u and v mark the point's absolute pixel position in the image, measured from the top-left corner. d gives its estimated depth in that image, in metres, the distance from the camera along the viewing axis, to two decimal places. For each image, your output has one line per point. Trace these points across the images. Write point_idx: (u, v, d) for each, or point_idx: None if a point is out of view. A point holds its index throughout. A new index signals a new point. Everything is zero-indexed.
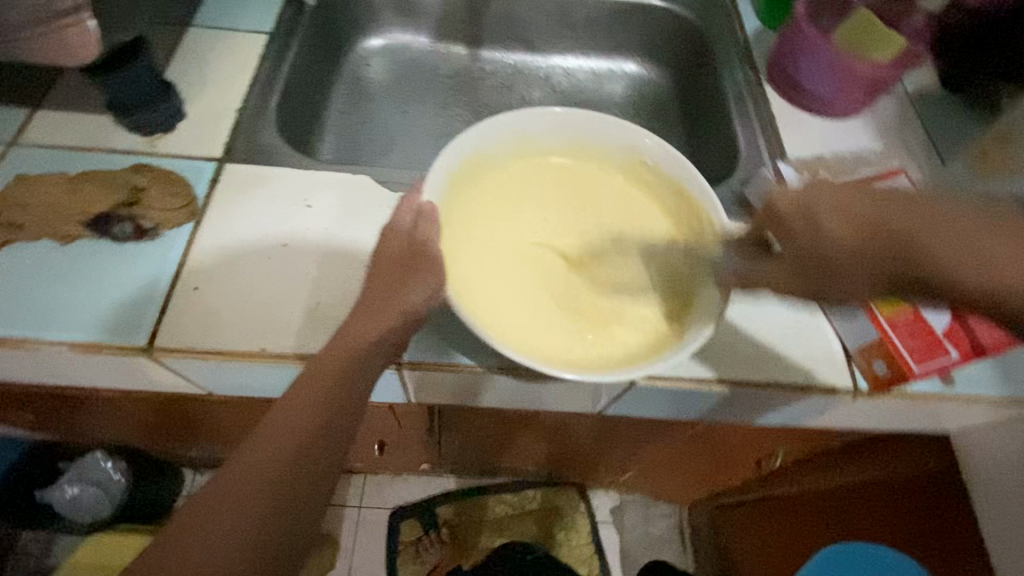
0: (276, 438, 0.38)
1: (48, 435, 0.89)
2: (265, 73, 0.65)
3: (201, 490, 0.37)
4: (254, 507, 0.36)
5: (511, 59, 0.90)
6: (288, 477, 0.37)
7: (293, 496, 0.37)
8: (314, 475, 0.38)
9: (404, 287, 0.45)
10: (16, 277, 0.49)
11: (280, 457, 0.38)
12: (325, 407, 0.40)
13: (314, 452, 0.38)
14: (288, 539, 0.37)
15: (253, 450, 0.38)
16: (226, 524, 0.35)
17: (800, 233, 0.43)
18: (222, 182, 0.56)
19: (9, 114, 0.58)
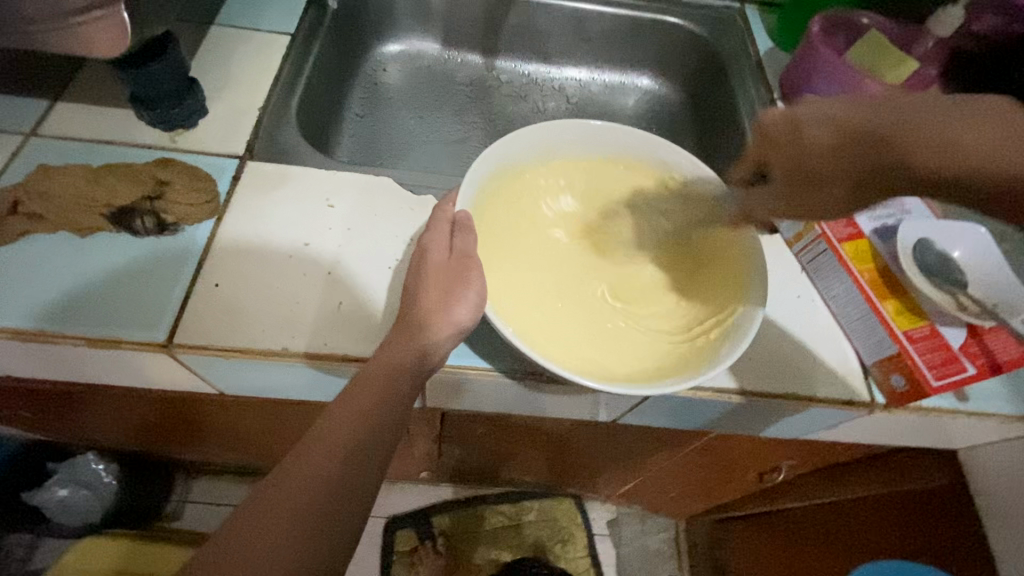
0: (322, 451, 0.39)
1: (41, 435, 0.86)
2: (287, 74, 0.65)
3: (256, 496, 0.38)
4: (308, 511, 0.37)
5: (526, 69, 0.91)
6: (341, 481, 0.39)
7: (338, 509, 0.38)
8: (357, 488, 0.39)
9: (437, 294, 0.46)
10: (35, 268, 0.48)
11: (326, 470, 0.39)
12: (367, 420, 0.41)
13: (357, 465, 0.40)
14: (334, 554, 0.37)
15: (301, 462, 0.39)
16: (274, 535, 0.36)
17: (778, 137, 0.48)
18: (244, 180, 0.56)
19: (28, 105, 0.57)
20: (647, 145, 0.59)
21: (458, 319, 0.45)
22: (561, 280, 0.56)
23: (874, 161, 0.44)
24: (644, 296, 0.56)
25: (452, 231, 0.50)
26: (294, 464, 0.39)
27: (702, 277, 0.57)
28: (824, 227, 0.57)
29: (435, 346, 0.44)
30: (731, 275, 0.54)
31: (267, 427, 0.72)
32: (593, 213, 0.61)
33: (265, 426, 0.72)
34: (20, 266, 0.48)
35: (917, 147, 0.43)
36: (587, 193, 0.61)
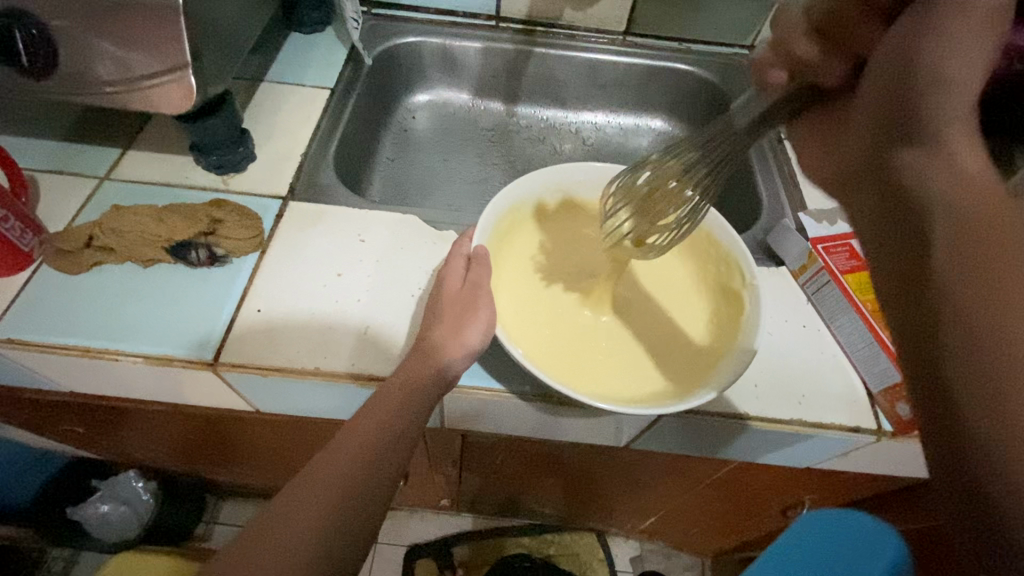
0: (347, 450, 0.44)
1: (90, 452, 0.93)
2: (326, 124, 0.73)
3: (277, 501, 0.41)
4: (322, 515, 0.40)
5: (544, 114, 0.97)
6: (357, 486, 0.42)
7: (360, 501, 0.42)
8: (376, 485, 0.43)
9: (455, 319, 0.50)
10: (104, 295, 0.55)
11: (350, 467, 0.43)
12: (390, 424, 0.45)
13: (378, 465, 0.44)
14: (349, 547, 0.40)
15: (325, 467, 0.43)
16: (298, 527, 0.39)
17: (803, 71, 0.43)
18: (286, 218, 0.62)
19: (104, 153, 0.66)
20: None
21: (470, 343, 0.49)
22: (573, 312, 0.59)
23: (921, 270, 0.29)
24: (651, 330, 0.59)
25: (469, 264, 0.55)
26: (314, 470, 0.43)
27: (708, 317, 0.60)
28: (828, 260, 0.59)
29: (452, 373, 0.48)
30: (735, 308, 0.57)
31: (296, 447, 0.76)
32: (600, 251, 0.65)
33: (295, 446, 0.76)
34: (93, 292, 0.55)
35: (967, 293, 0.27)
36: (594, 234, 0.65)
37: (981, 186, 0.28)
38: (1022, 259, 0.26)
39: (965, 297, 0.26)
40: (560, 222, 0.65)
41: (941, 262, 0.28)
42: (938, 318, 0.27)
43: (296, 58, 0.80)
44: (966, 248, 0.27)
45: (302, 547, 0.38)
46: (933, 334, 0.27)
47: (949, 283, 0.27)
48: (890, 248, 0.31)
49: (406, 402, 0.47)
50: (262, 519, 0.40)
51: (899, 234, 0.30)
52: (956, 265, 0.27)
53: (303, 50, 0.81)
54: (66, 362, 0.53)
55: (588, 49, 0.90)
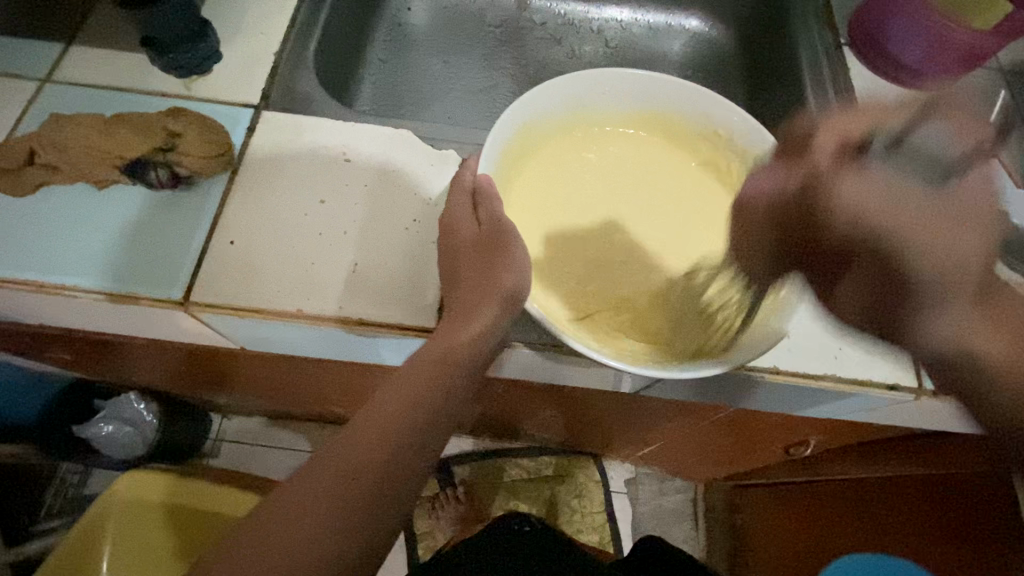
0: (371, 434, 0.38)
1: (83, 374, 0.90)
2: (303, 15, 0.61)
3: (301, 474, 0.37)
4: (348, 494, 0.36)
5: (562, 8, 0.84)
6: (388, 464, 0.38)
7: (390, 481, 0.38)
8: (403, 476, 0.38)
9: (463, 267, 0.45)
10: (54, 221, 0.48)
11: (372, 458, 0.38)
12: (422, 408, 0.40)
13: (405, 454, 0.39)
14: (366, 550, 0.36)
15: (352, 438, 0.38)
16: (305, 527, 0.35)
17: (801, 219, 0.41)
18: (260, 131, 0.53)
19: (43, 47, 0.55)
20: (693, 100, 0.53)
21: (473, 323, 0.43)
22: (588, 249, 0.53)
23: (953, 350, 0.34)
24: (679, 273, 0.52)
25: (474, 199, 0.48)
26: (342, 442, 0.38)
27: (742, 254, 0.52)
28: None
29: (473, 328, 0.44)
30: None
31: (286, 376, 0.73)
32: (626, 180, 0.57)
33: (285, 375, 0.73)
34: (41, 218, 0.48)
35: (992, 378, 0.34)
36: (620, 159, 0.57)
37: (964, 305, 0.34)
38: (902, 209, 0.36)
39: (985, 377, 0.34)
40: (579, 139, 0.57)
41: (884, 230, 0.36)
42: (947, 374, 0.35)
43: None
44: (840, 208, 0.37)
45: (328, 530, 0.35)
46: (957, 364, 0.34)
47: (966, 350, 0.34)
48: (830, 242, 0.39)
49: (448, 375, 0.42)
50: (286, 491, 0.37)
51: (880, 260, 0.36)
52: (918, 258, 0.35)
53: None
54: (24, 297, 0.48)
55: None
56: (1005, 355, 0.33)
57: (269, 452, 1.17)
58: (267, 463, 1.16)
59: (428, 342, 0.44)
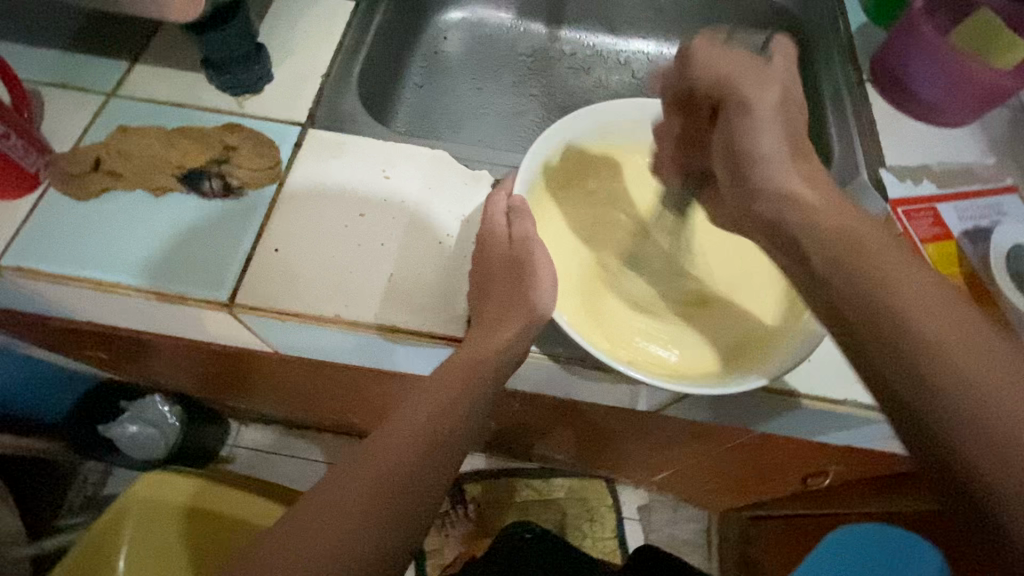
0: (398, 436, 0.40)
1: (114, 373, 0.92)
2: (349, 41, 0.65)
3: (339, 468, 0.38)
4: (386, 491, 0.37)
5: (590, 40, 0.87)
6: (425, 462, 0.39)
7: (426, 479, 0.39)
8: (432, 476, 0.39)
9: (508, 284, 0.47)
10: (112, 224, 0.52)
11: (403, 457, 0.39)
12: (452, 412, 0.42)
13: (437, 452, 0.40)
14: (399, 550, 0.36)
15: (389, 438, 0.40)
16: (345, 523, 0.35)
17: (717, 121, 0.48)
18: (305, 147, 0.57)
19: (110, 64, 0.60)
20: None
21: (504, 337, 0.45)
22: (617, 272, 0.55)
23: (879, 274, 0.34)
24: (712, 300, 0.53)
25: (508, 218, 0.50)
26: (379, 440, 0.40)
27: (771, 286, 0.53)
28: (908, 225, 0.55)
29: (506, 343, 0.45)
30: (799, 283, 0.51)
31: (313, 382, 0.75)
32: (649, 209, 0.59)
33: (312, 382, 0.75)
34: (100, 221, 0.52)
35: (883, 277, 0.34)
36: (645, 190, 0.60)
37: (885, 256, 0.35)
38: (926, 301, 0.32)
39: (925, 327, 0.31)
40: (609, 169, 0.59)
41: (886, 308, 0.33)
42: (838, 277, 0.36)
43: None
44: (861, 276, 0.35)
45: (370, 524, 0.36)
46: (887, 311, 0.33)
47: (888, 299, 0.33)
48: (850, 316, 0.34)
49: (477, 382, 0.44)
50: (324, 485, 0.37)
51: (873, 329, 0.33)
52: (900, 319, 0.32)
53: None
54: (81, 294, 0.51)
55: None
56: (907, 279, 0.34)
57: (283, 462, 1.19)
58: (281, 471, 1.18)
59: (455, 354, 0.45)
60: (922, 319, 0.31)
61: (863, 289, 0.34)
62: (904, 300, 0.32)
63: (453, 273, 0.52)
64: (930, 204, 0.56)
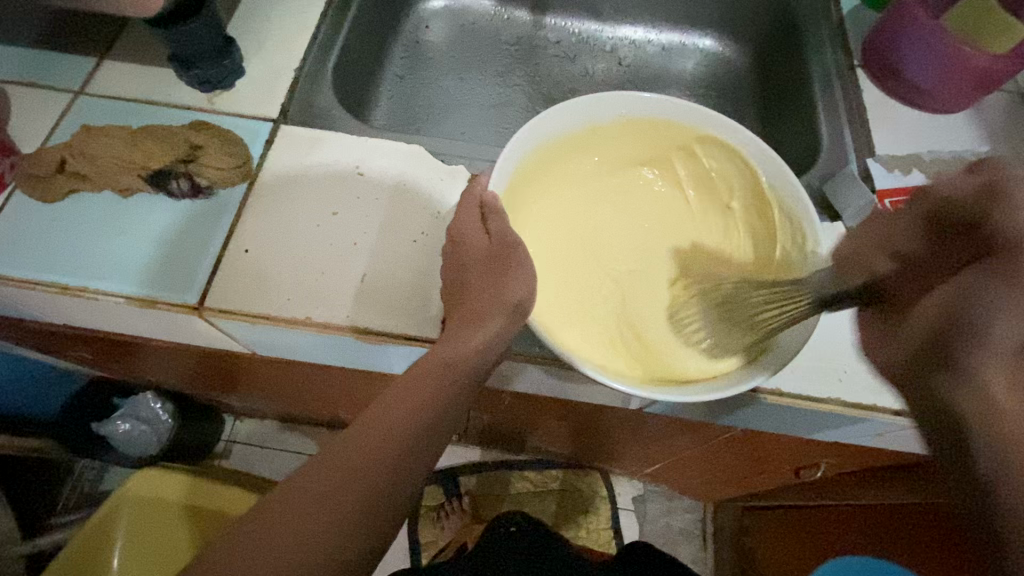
0: (368, 440, 0.38)
1: (104, 372, 0.92)
2: (323, 34, 0.63)
3: (304, 471, 0.37)
4: (349, 499, 0.36)
5: (576, 27, 0.85)
6: (390, 469, 0.38)
7: (392, 487, 0.37)
8: (400, 485, 0.38)
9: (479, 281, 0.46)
10: (79, 226, 0.51)
11: (369, 465, 0.37)
12: (422, 416, 0.40)
13: (406, 457, 0.38)
14: (362, 555, 0.36)
15: (355, 442, 0.38)
16: (307, 529, 0.35)
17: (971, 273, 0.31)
18: (278, 144, 0.55)
19: (77, 61, 0.58)
20: (728, 130, 0.52)
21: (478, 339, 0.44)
22: (599, 269, 0.54)
23: (962, 403, 0.29)
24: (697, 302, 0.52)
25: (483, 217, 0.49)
26: (345, 442, 0.38)
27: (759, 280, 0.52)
28: None
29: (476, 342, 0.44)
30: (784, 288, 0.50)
31: (297, 381, 0.74)
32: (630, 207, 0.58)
33: (296, 380, 0.74)
34: (67, 223, 0.51)
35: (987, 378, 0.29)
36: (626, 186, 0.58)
37: (999, 355, 0.29)
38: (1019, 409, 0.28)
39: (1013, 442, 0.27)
40: (602, 155, 0.57)
41: (986, 444, 0.28)
42: (959, 407, 0.29)
43: None
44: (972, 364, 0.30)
45: (333, 531, 0.35)
46: (984, 437, 0.28)
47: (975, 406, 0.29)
48: (946, 435, 0.30)
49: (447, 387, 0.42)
50: (288, 487, 0.36)
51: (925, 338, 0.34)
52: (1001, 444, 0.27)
53: None
54: (48, 298, 0.51)
55: None
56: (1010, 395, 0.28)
57: (278, 457, 1.19)
58: (275, 466, 1.18)
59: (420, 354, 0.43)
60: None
61: (976, 413, 0.28)
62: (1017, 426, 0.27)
63: (428, 271, 0.51)
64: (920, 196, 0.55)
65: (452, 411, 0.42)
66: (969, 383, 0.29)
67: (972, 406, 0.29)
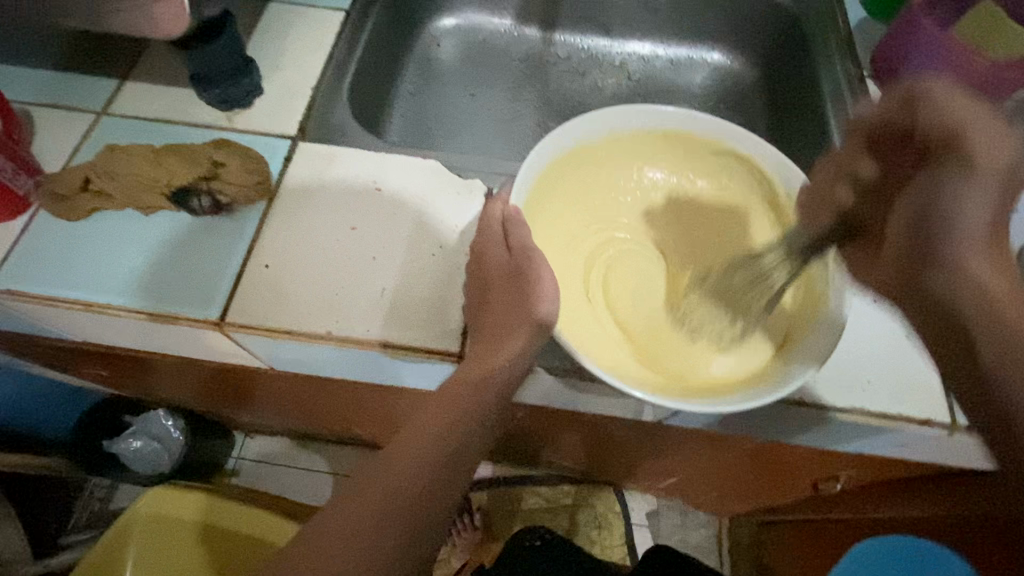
0: (401, 464, 0.39)
1: (116, 389, 0.91)
2: (340, 53, 0.64)
3: (347, 491, 0.38)
4: (395, 516, 0.37)
5: (585, 43, 0.86)
6: (429, 484, 0.39)
7: (433, 502, 0.38)
8: (440, 499, 0.39)
9: (499, 294, 0.46)
10: (102, 245, 0.51)
11: (409, 482, 0.38)
12: (450, 429, 0.40)
13: (443, 472, 0.39)
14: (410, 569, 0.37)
15: (397, 460, 0.39)
16: (357, 548, 0.36)
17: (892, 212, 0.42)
18: (295, 161, 0.56)
19: (100, 83, 0.60)
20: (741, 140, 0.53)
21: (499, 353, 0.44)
22: (615, 281, 0.54)
23: (971, 330, 0.36)
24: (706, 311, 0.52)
25: (501, 230, 0.49)
26: (387, 460, 0.39)
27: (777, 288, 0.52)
28: None
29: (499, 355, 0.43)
30: (807, 297, 0.49)
31: (312, 396, 0.74)
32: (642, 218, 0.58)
33: (311, 395, 0.74)
34: (90, 242, 0.51)
35: (995, 307, 0.36)
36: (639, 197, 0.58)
37: (992, 294, 0.36)
38: (1017, 306, 0.36)
39: (1019, 356, 0.34)
40: (617, 158, 0.57)
41: (1003, 358, 0.34)
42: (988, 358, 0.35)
43: None
44: (997, 316, 0.36)
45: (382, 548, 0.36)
46: (992, 358, 0.35)
47: (991, 351, 0.35)
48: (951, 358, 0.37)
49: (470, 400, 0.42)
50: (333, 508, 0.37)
51: (923, 295, 0.39)
52: (994, 335, 0.35)
53: None
54: (71, 316, 0.51)
55: None
56: (1000, 306, 0.36)
57: (289, 473, 1.18)
58: (286, 483, 1.17)
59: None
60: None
61: (990, 329, 0.35)
62: (1015, 325, 0.35)
63: (446, 285, 0.51)
64: None
65: (477, 424, 0.42)
66: (965, 317, 0.36)
67: (985, 315, 0.36)
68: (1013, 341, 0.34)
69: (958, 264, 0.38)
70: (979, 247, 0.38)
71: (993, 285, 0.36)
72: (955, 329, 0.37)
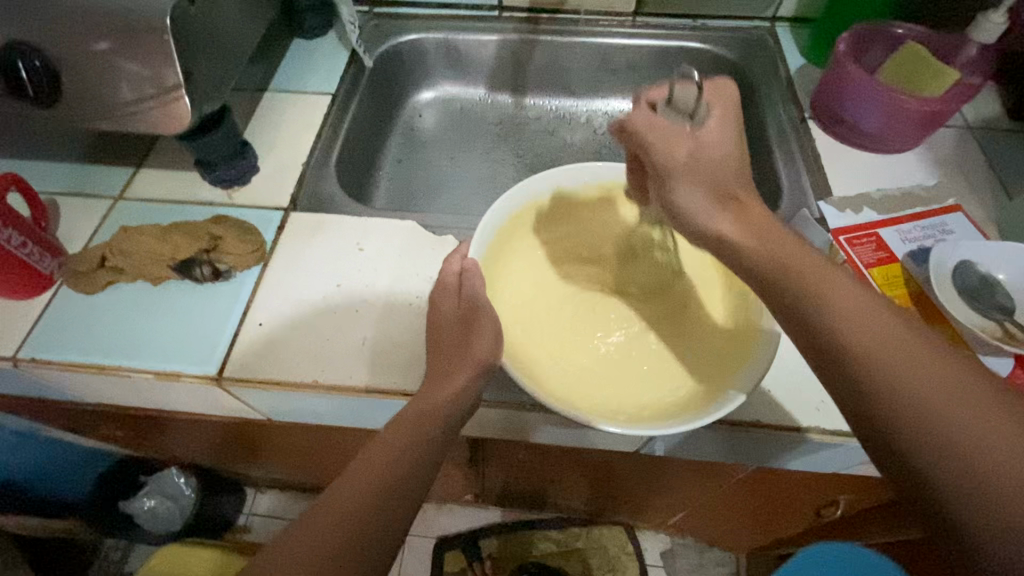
0: (356, 481, 0.40)
1: (132, 450, 0.96)
2: (326, 132, 0.72)
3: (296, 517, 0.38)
4: (339, 535, 0.37)
5: (554, 104, 0.94)
6: (378, 503, 0.39)
7: (380, 521, 0.38)
8: (390, 519, 0.39)
9: (467, 338, 0.50)
10: (115, 313, 0.57)
11: (357, 503, 0.38)
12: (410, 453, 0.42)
13: (394, 493, 0.40)
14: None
15: (347, 481, 0.40)
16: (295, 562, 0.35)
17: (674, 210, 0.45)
18: (288, 229, 0.63)
19: (118, 172, 0.68)
20: None
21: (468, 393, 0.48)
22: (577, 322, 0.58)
23: (869, 389, 0.33)
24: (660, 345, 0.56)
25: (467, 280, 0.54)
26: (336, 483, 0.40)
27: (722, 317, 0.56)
28: (850, 252, 0.58)
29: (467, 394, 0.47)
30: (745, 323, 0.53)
31: (314, 446, 0.78)
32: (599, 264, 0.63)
33: (313, 445, 0.78)
34: (105, 311, 0.57)
35: (879, 364, 0.33)
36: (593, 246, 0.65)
37: (895, 340, 0.34)
38: (901, 355, 0.33)
39: (923, 405, 0.31)
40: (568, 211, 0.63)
41: (908, 426, 0.32)
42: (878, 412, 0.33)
43: (302, 63, 0.80)
44: (870, 361, 0.34)
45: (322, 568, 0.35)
46: (880, 420, 0.33)
47: (904, 399, 0.32)
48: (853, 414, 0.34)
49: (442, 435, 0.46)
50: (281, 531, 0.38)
51: (806, 330, 0.37)
52: (898, 395, 0.32)
53: (307, 56, 0.81)
54: (86, 379, 0.57)
55: (601, 33, 0.87)
56: (888, 355, 0.33)
57: None
58: None
59: (411, 406, 0.47)
60: (923, 392, 0.32)
61: (873, 387, 0.33)
62: (917, 392, 0.32)
63: (421, 332, 0.56)
64: (872, 231, 0.60)
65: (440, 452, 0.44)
66: (867, 379, 0.33)
67: (858, 366, 0.34)
68: (896, 406, 0.32)
69: (831, 318, 0.36)
70: (816, 297, 0.37)
71: (869, 333, 0.34)
72: (842, 366, 0.35)
